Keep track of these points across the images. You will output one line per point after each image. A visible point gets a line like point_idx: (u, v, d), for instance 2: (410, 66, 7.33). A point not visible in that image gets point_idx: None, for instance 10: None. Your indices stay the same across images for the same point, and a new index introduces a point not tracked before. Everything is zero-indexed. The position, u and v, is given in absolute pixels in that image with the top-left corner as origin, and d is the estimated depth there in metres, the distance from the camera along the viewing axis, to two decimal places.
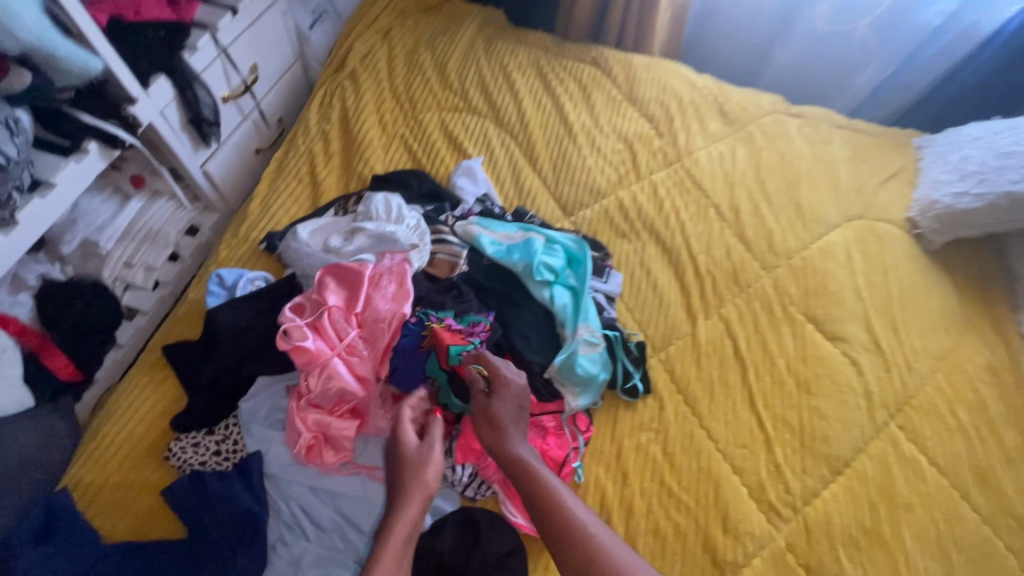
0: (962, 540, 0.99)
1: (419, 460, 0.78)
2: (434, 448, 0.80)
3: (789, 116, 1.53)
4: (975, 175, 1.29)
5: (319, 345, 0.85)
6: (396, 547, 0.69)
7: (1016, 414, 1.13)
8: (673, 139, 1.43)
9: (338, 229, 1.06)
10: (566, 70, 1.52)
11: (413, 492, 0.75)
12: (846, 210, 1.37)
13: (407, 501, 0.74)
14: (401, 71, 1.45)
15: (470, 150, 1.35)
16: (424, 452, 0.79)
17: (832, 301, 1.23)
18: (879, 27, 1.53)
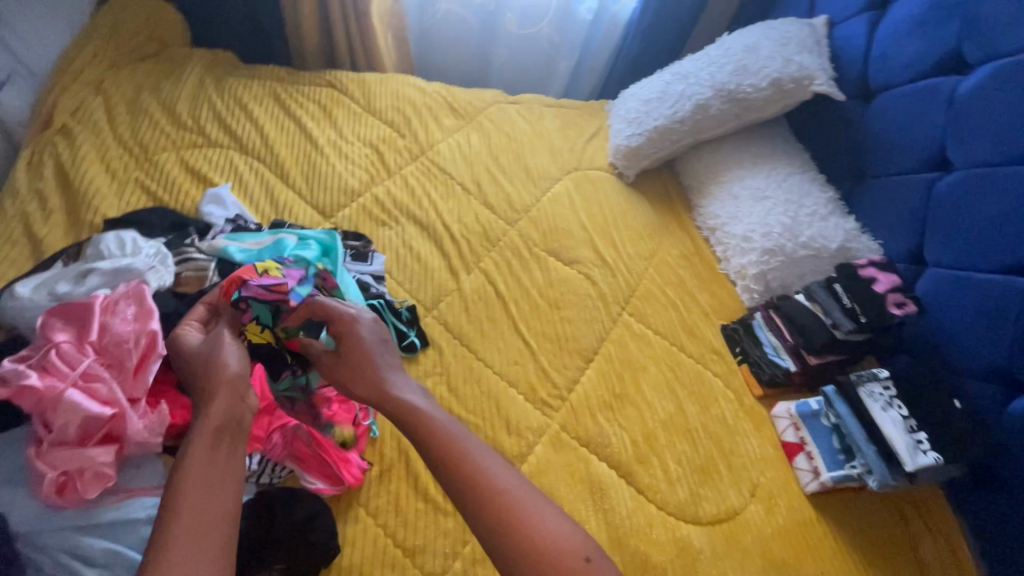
0: (685, 380, 1.29)
1: (213, 355, 0.84)
2: (229, 345, 0.86)
3: (508, 103, 1.80)
4: (637, 119, 1.63)
5: (48, 381, 0.82)
6: (206, 439, 0.73)
7: (706, 282, 1.49)
8: (414, 136, 1.62)
9: (65, 274, 1.01)
10: (303, 93, 1.63)
11: (217, 388, 0.79)
12: (565, 165, 1.67)
13: (211, 396, 0.78)
14: (124, 119, 1.42)
15: (217, 179, 1.38)
16: (217, 346, 0.86)
17: (564, 236, 1.51)
18: (555, 25, 1.92)
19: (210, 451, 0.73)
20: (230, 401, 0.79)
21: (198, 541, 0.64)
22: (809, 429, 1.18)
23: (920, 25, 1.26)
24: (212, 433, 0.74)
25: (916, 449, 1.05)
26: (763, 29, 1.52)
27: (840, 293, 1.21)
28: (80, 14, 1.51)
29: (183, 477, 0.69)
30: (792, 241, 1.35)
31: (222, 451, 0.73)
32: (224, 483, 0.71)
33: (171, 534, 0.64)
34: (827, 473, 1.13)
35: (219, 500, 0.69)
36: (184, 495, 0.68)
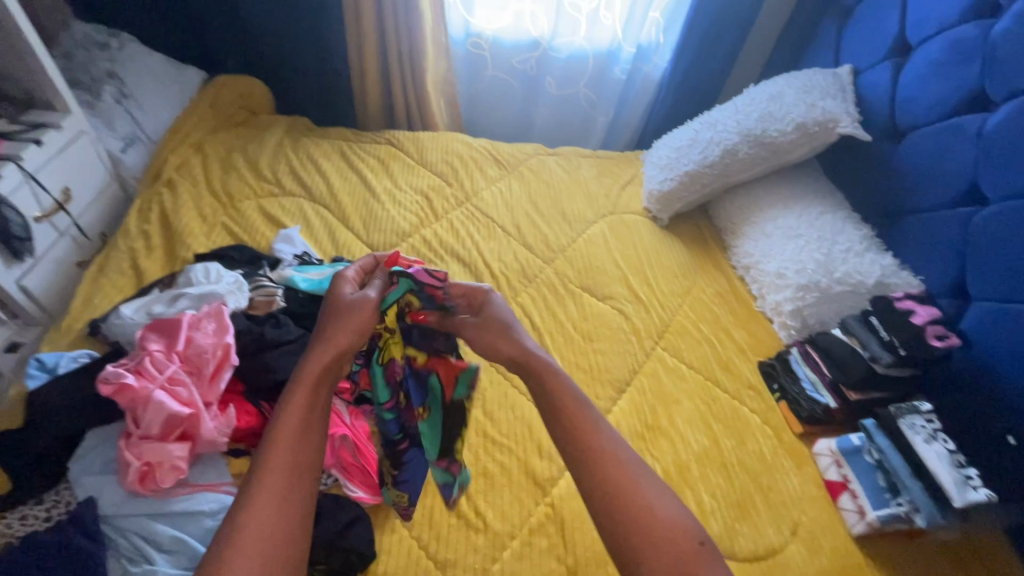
0: (720, 414, 1.28)
1: (345, 313, 0.88)
2: (360, 309, 0.89)
3: (548, 155, 1.95)
4: (669, 166, 1.73)
5: (141, 382, 0.95)
6: (308, 385, 0.78)
7: (741, 319, 1.50)
8: (460, 185, 1.78)
9: (161, 297, 1.18)
10: (365, 150, 1.85)
11: (331, 343, 0.83)
12: (601, 210, 1.77)
13: (322, 349, 0.82)
14: (216, 173, 1.66)
15: (288, 223, 1.57)
16: (351, 306, 0.89)
17: (599, 274, 1.58)
18: (592, 87, 2.10)
19: (309, 402, 0.77)
20: (336, 358, 0.82)
21: (285, 484, 0.69)
22: (853, 466, 1.14)
23: (941, 68, 1.31)
24: (313, 384, 0.79)
25: (965, 484, 1.00)
26: (787, 80, 1.61)
27: (876, 325, 1.22)
28: (191, 90, 1.82)
29: (283, 421, 0.74)
30: (826, 277, 1.35)
31: (319, 404, 0.78)
32: (314, 436, 0.75)
33: (265, 468, 0.69)
34: (872, 512, 1.07)
35: (309, 449, 0.73)
36: (281, 437, 0.72)
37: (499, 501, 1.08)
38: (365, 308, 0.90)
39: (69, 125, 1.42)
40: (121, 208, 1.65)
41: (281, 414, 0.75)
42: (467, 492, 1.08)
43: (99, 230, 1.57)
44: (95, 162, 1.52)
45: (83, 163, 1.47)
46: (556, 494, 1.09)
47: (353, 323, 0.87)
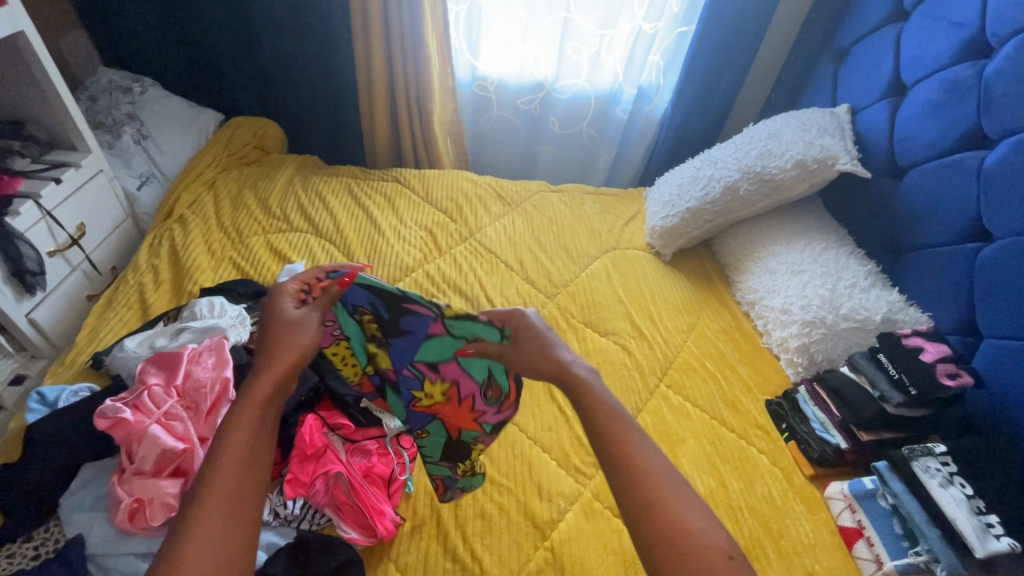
0: (726, 454, 1.24)
1: (294, 332, 0.87)
2: (305, 327, 0.88)
3: (551, 191, 1.99)
4: (670, 203, 1.74)
5: (137, 417, 0.95)
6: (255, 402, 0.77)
7: (747, 356, 1.48)
8: (465, 221, 1.81)
9: (164, 331, 1.19)
10: (372, 187, 1.89)
11: (278, 363, 0.82)
12: (604, 245, 1.78)
13: (270, 369, 0.81)
14: (227, 210, 1.70)
15: (294, 257, 1.60)
16: (293, 325, 0.87)
17: (601, 309, 1.57)
18: (594, 126, 2.15)
19: (256, 422, 0.76)
20: (282, 378, 0.82)
21: (228, 504, 0.68)
22: (867, 511, 1.09)
23: (937, 107, 1.32)
24: (260, 404, 0.78)
25: (986, 532, 0.95)
26: (785, 119, 1.64)
27: (884, 363, 1.18)
28: (207, 131, 1.90)
29: (228, 440, 0.72)
30: (832, 313, 1.33)
31: (266, 424, 0.77)
32: (262, 454, 0.74)
33: (208, 492, 0.68)
34: (889, 562, 1.02)
35: (256, 469, 0.72)
36: (225, 456, 0.71)
37: (497, 545, 1.04)
38: (309, 325, 0.89)
39: (87, 165, 1.47)
40: (134, 243, 1.69)
41: (225, 434, 0.73)
42: (464, 535, 1.04)
43: (111, 265, 1.60)
44: (110, 200, 1.57)
45: (99, 200, 1.52)
46: (555, 538, 1.05)
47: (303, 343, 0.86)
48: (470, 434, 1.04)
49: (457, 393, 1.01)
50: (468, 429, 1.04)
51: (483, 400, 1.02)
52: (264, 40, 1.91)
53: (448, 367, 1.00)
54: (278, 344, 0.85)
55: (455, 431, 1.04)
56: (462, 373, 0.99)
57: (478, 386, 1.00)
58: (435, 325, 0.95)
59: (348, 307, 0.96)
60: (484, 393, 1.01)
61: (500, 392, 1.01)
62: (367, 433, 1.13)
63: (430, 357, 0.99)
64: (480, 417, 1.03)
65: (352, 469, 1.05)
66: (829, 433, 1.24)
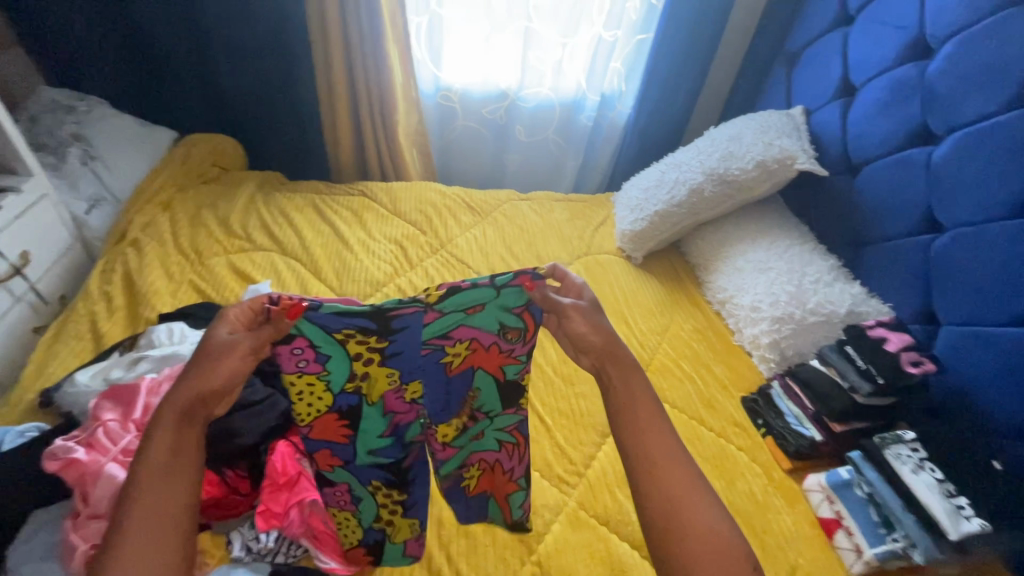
0: (707, 453, 1.25)
1: (217, 360, 0.74)
2: (230, 356, 0.75)
3: (521, 199, 1.98)
4: (639, 207, 1.76)
5: (92, 455, 0.89)
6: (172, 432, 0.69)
7: (721, 355, 1.50)
8: (434, 233, 1.79)
9: (120, 361, 1.13)
10: (338, 202, 1.85)
11: (193, 381, 0.72)
12: (575, 251, 1.79)
13: (186, 388, 0.72)
14: (184, 231, 1.64)
15: (258, 277, 1.54)
16: (217, 352, 0.74)
17: None
18: (560, 133, 2.16)
19: (175, 440, 0.69)
20: (207, 392, 0.72)
21: (148, 533, 0.63)
22: (844, 501, 1.11)
23: (885, 106, 1.38)
24: (177, 420, 0.70)
25: (957, 514, 0.98)
26: (744, 121, 1.68)
27: (852, 355, 1.21)
28: (161, 150, 1.82)
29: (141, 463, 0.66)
30: (799, 308, 1.36)
31: (186, 439, 0.70)
32: (184, 471, 0.68)
33: (125, 523, 0.63)
34: (869, 550, 1.03)
35: (177, 488, 0.66)
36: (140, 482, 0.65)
37: (483, 563, 1.01)
38: (240, 350, 0.75)
39: (30, 189, 1.39)
40: (84, 270, 1.60)
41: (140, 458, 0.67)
42: (448, 555, 1.01)
43: (59, 294, 1.51)
44: (56, 225, 1.48)
45: (44, 226, 1.44)
46: (542, 551, 1.03)
47: (229, 361, 0.74)
48: (515, 374, 0.94)
49: (485, 348, 0.91)
50: (509, 370, 0.94)
51: (510, 349, 0.91)
52: (218, 54, 1.85)
53: (462, 334, 0.89)
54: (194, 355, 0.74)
55: (498, 372, 0.94)
56: (478, 331, 0.89)
57: (499, 338, 0.90)
58: (425, 314, 0.85)
59: (328, 329, 0.84)
60: (507, 342, 0.91)
61: (524, 332, 0.90)
62: None
63: (436, 331, 0.88)
64: (514, 360, 0.93)
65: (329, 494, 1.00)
66: (804, 426, 1.26)
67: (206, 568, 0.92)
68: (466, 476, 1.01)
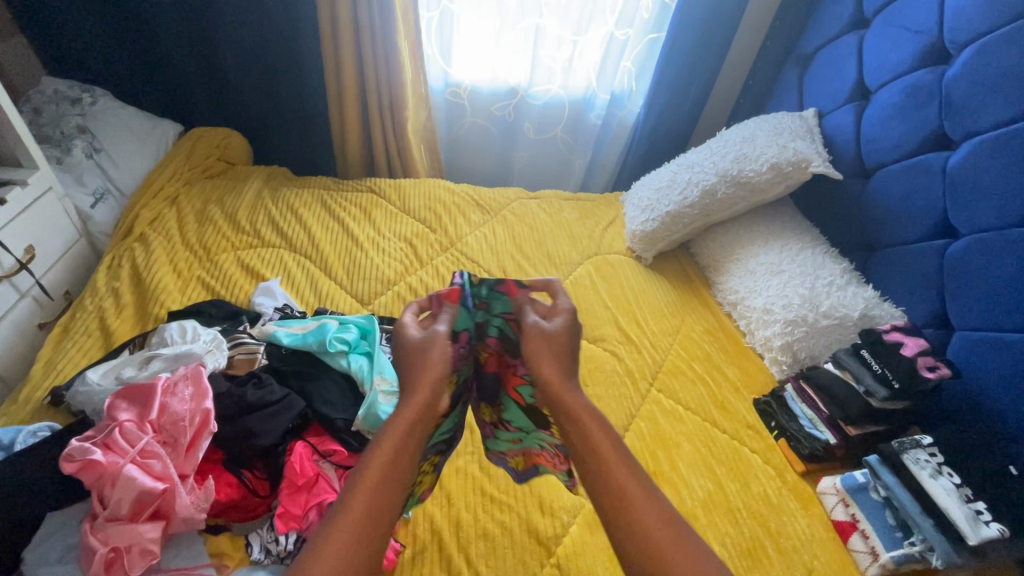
0: (721, 455, 1.26)
1: (427, 345, 0.81)
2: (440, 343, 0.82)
3: (529, 198, 1.97)
4: (650, 207, 1.76)
5: (109, 457, 0.87)
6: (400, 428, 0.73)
7: (731, 356, 1.51)
8: (444, 231, 1.77)
9: (132, 360, 1.11)
10: (347, 198, 1.83)
11: (424, 380, 0.78)
12: (586, 251, 1.78)
13: (417, 384, 0.77)
14: (192, 226, 1.61)
15: (267, 274, 1.53)
16: (433, 338, 0.82)
17: (587, 315, 1.56)
18: (569, 132, 2.16)
19: (403, 442, 0.72)
20: (432, 396, 0.77)
21: (362, 525, 0.63)
22: (860, 505, 1.12)
23: (900, 110, 1.38)
24: (409, 423, 0.73)
25: (976, 519, 0.99)
26: (757, 123, 1.68)
27: (867, 359, 1.21)
28: (166, 143, 1.79)
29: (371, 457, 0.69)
30: (812, 311, 1.37)
31: (409, 446, 0.72)
32: (402, 475, 0.70)
33: (346, 507, 0.64)
34: (886, 553, 1.04)
35: (392, 492, 0.67)
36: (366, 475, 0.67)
37: (502, 566, 1.01)
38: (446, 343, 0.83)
39: (36, 182, 1.37)
40: (89, 265, 1.58)
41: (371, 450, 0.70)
42: (467, 558, 1.01)
43: (64, 289, 1.49)
44: (61, 219, 1.45)
45: (49, 221, 1.41)
46: (561, 553, 1.03)
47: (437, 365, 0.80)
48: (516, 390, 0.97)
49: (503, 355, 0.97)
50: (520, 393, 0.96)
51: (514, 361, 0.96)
52: (224, 45, 1.82)
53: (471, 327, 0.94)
54: (425, 355, 0.80)
55: (516, 395, 0.95)
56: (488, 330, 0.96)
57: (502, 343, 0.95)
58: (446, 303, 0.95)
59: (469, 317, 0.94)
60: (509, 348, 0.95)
61: (515, 343, 0.94)
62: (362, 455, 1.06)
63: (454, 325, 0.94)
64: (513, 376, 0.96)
65: None
66: (818, 429, 1.27)
67: (225, 570, 0.89)
68: (511, 457, 1.04)
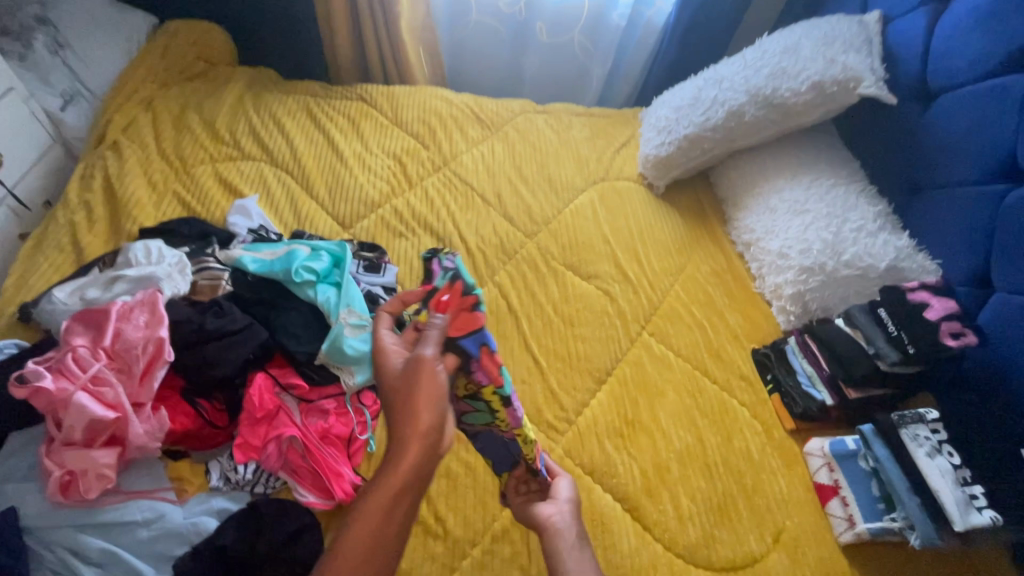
0: (706, 406, 1.20)
1: (418, 384, 0.75)
2: (432, 382, 0.76)
3: (536, 113, 1.77)
4: (667, 128, 1.56)
5: (59, 383, 0.87)
6: (387, 495, 0.68)
7: (736, 302, 1.39)
8: (438, 148, 1.62)
9: (97, 280, 1.09)
10: (335, 107, 1.68)
11: (409, 442, 0.70)
12: (590, 176, 1.62)
13: (405, 446, 0.71)
14: (168, 135, 1.52)
15: (245, 190, 1.44)
16: (420, 363, 0.77)
17: (583, 249, 1.45)
18: (588, 35, 1.89)
19: (385, 517, 0.67)
20: (421, 463, 0.70)
21: None
22: (845, 471, 1.05)
23: (989, 18, 1.11)
24: (394, 495, 0.68)
25: (968, 505, 0.93)
26: (806, 29, 1.41)
27: (884, 320, 1.08)
28: (138, 39, 1.64)
29: (348, 534, 0.65)
30: (833, 259, 1.22)
31: (393, 519, 0.67)
32: (385, 553, 0.66)
33: None
34: (863, 524, 1.00)
35: (374, 572, 0.65)
36: (343, 558, 0.64)
37: (462, 505, 1.00)
38: (436, 382, 0.76)
39: None
40: (67, 174, 1.52)
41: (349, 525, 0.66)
42: (428, 495, 1.01)
43: (42, 199, 1.44)
44: (30, 124, 1.37)
45: (16, 125, 1.33)
46: None
47: (425, 415, 0.72)
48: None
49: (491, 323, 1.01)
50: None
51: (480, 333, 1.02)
52: None
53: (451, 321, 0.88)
54: (413, 412, 0.72)
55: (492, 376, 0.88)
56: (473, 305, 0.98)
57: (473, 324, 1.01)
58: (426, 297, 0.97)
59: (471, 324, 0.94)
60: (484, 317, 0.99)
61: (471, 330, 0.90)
62: (326, 389, 1.04)
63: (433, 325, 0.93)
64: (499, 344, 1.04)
65: (304, 430, 0.98)
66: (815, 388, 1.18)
67: (185, 495, 0.91)
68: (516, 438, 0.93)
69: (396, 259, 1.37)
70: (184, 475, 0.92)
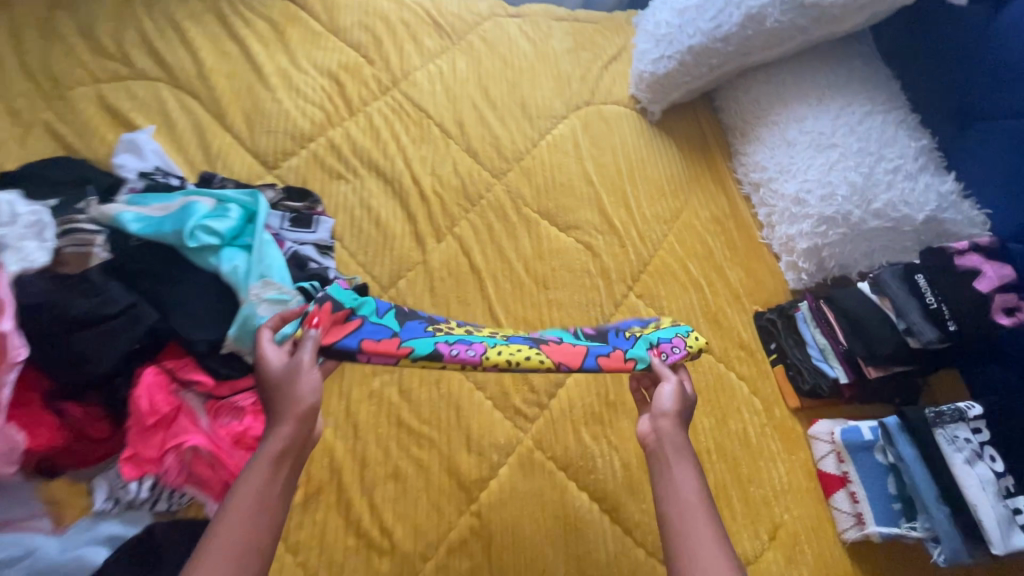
0: (700, 383, 1.03)
1: (287, 376, 0.69)
2: (307, 370, 0.70)
3: (508, 16, 1.43)
4: (668, 37, 1.26)
5: None
6: (266, 464, 0.63)
7: (739, 256, 1.19)
8: (385, 63, 1.30)
9: None
10: (251, 7, 1.33)
11: (287, 416, 0.66)
12: (572, 99, 1.33)
13: (282, 419, 0.65)
14: (31, 44, 1.18)
15: (138, 120, 1.15)
16: (301, 357, 0.70)
17: (562, 193, 1.21)
18: None
19: (268, 482, 0.62)
20: (299, 434, 0.66)
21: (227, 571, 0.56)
22: (858, 464, 0.92)
23: None
24: (273, 462, 0.63)
25: (1010, 521, 0.86)
26: None
27: (922, 287, 0.95)
28: None
29: (226, 515, 0.59)
30: (861, 208, 1.03)
31: (272, 492, 0.61)
32: (270, 522, 0.60)
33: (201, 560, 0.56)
34: (872, 526, 0.89)
35: (259, 541, 0.58)
36: (220, 538, 0.57)
37: (412, 512, 0.86)
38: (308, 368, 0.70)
39: None
40: None
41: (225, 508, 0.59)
42: (371, 502, 0.85)
43: None
44: None
45: None
46: (483, 501, 0.87)
47: (303, 387, 0.68)
48: (501, 347, 0.81)
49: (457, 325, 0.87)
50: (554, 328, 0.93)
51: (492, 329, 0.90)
52: None
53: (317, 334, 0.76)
54: (291, 387, 0.68)
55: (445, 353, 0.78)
56: (391, 308, 0.84)
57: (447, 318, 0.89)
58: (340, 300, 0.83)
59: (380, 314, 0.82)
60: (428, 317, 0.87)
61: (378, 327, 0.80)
62: (240, 383, 0.85)
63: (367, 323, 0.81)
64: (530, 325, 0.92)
65: (212, 435, 0.81)
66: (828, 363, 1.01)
67: (64, 521, 0.74)
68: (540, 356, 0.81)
69: (333, 208, 1.12)
70: (62, 497, 0.76)
